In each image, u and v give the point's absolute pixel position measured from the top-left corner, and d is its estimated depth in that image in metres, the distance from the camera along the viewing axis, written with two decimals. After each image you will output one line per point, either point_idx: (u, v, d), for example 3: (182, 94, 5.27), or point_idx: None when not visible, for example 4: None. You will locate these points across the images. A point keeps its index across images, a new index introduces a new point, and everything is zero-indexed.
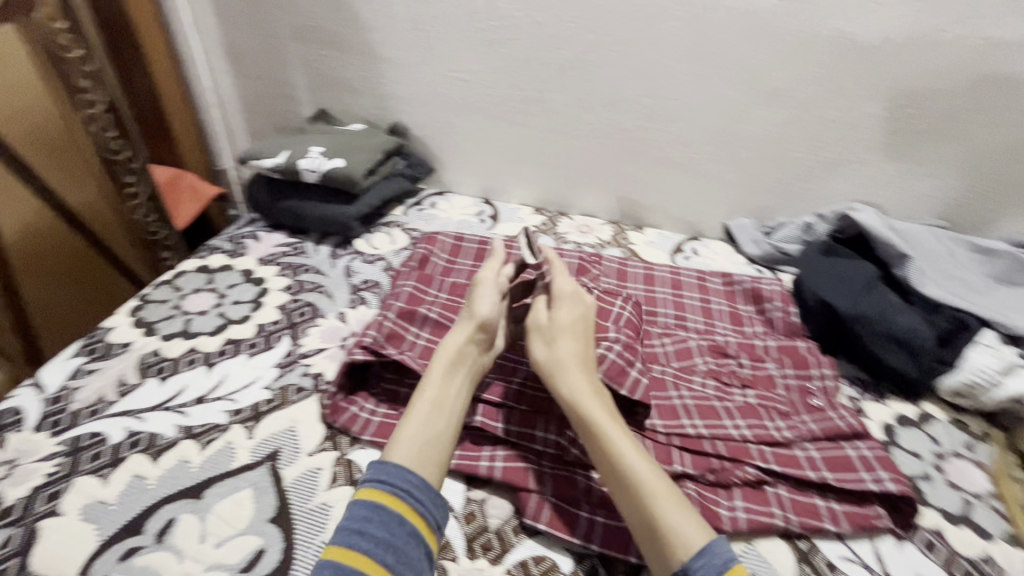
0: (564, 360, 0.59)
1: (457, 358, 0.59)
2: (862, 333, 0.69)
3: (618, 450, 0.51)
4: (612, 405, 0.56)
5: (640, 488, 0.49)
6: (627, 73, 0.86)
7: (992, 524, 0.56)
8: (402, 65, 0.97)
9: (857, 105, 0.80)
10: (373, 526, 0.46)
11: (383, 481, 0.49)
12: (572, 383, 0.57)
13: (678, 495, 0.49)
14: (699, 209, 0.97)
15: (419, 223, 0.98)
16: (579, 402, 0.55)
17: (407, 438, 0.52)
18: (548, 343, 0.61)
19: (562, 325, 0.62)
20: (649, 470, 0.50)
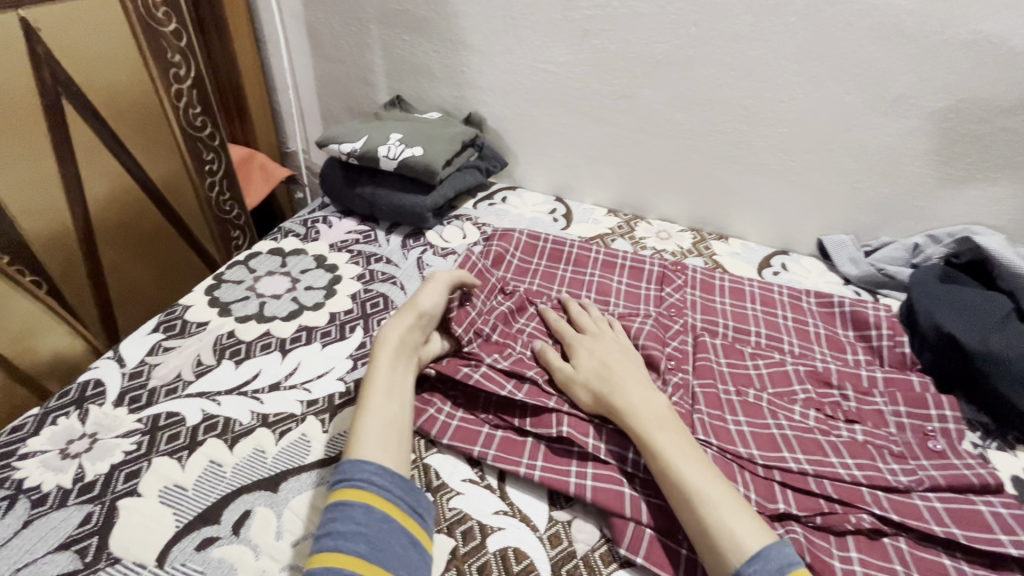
0: (612, 380, 0.57)
1: (393, 346, 0.58)
2: (994, 374, 0.61)
3: (669, 460, 0.49)
4: (665, 409, 0.54)
5: (693, 495, 0.47)
6: (730, 70, 0.80)
7: None
8: (486, 54, 0.94)
9: (992, 117, 0.72)
10: (338, 522, 0.44)
11: (338, 480, 0.47)
12: (625, 396, 0.55)
13: (736, 500, 0.46)
14: (790, 221, 0.91)
15: (490, 219, 0.95)
16: (630, 411, 0.53)
17: (365, 430, 0.51)
18: (592, 368, 0.59)
19: (592, 353, 0.61)
20: (703, 477, 0.47)
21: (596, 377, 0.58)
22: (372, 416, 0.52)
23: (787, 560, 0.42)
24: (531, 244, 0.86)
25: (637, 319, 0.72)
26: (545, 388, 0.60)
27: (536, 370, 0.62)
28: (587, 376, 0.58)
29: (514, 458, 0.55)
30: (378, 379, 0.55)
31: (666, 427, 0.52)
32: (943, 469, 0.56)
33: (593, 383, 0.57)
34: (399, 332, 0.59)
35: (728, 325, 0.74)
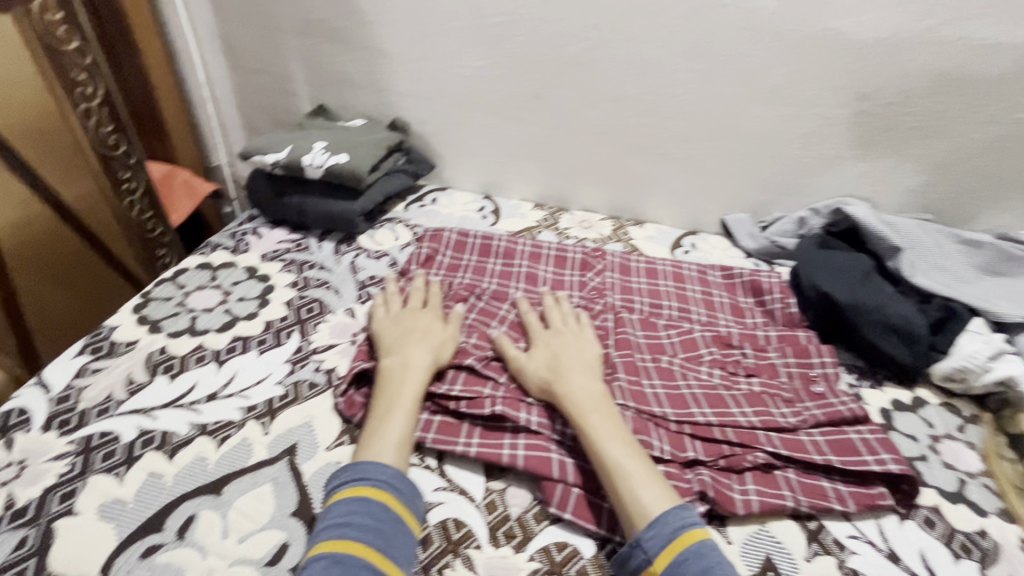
0: (558, 367, 0.62)
1: (428, 367, 0.62)
2: (860, 323, 0.71)
3: (594, 438, 0.54)
4: (600, 395, 0.59)
5: (611, 469, 0.52)
6: (629, 69, 0.88)
7: (986, 501, 0.58)
8: (405, 61, 0.97)
9: (850, 103, 0.83)
10: (358, 516, 0.48)
11: (360, 479, 0.51)
12: (568, 383, 0.60)
13: (649, 472, 0.52)
14: (696, 204, 1.00)
15: (421, 220, 0.99)
16: (566, 397, 0.58)
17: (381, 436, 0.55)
18: (543, 358, 0.64)
19: (544, 341, 0.67)
20: (624, 456, 0.53)
21: (546, 368, 0.62)
22: (399, 426, 0.56)
23: (681, 524, 0.48)
24: (461, 241, 0.90)
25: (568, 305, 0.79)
26: (481, 374, 0.64)
27: (476, 357, 0.66)
28: (534, 363, 0.63)
29: (452, 438, 0.59)
30: (412, 397, 0.58)
31: (596, 410, 0.57)
32: (823, 407, 0.65)
33: (538, 368, 0.62)
34: (432, 357, 0.63)
35: (644, 302, 0.82)
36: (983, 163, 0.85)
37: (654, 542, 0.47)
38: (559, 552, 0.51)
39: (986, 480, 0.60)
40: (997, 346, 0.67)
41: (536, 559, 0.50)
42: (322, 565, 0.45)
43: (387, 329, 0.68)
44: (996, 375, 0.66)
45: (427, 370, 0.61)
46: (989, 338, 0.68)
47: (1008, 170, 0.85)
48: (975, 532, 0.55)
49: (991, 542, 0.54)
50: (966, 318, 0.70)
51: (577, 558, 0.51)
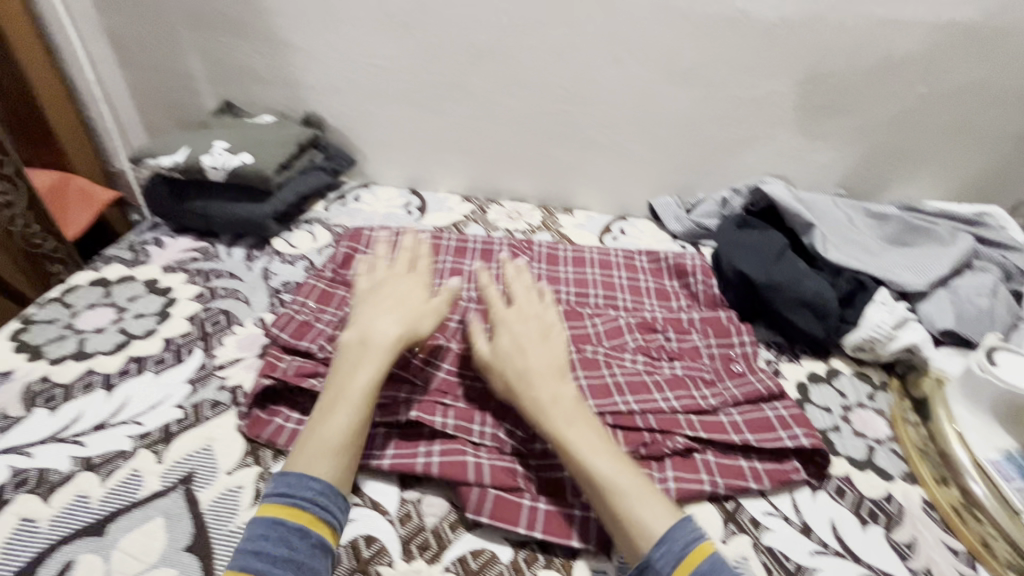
0: (526, 365, 0.56)
1: (391, 347, 0.55)
2: (775, 300, 0.72)
3: (579, 454, 0.50)
4: (576, 403, 0.54)
5: (604, 488, 0.48)
6: (544, 55, 0.86)
7: (892, 466, 0.60)
8: (313, 53, 0.92)
9: (761, 83, 0.84)
10: (271, 542, 0.44)
11: (283, 496, 0.46)
12: (547, 390, 0.54)
13: (643, 487, 0.48)
14: (623, 189, 1.00)
15: (342, 219, 0.95)
16: (540, 412, 0.53)
17: (317, 439, 0.49)
18: (514, 356, 0.57)
19: (513, 327, 0.60)
20: (615, 471, 0.49)
21: (520, 368, 0.56)
22: (338, 425, 0.50)
23: (691, 538, 0.45)
24: (382, 239, 0.87)
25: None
26: (395, 377, 0.61)
27: None
28: (508, 361, 0.57)
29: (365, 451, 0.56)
30: (362, 387, 0.52)
31: (575, 420, 0.52)
32: (743, 386, 0.66)
33: (510, 368, 0.56)
34: (400, 332, 0.57)
35: (570, 291, 0.81)
36: (887, 137, 0.88)
37: (666, 562, 0.44)
38: (475, 560, 0.49)
39: (893, 446, 0.63)
40: (900, 314, 0.70)
41: (451, 570, 0.48)
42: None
43: (365, 295, 0.61)
44: (900, 343, 0.68)
45: (388, 357, 0.55)
46: (893, 307, 0.71)
47: (908, 144, 0.88)
48: (882, 497, 0.57)
49: (897, 506, 0.56)
50: (873, 290, 0.72)
51: (493, 565, 0.49)
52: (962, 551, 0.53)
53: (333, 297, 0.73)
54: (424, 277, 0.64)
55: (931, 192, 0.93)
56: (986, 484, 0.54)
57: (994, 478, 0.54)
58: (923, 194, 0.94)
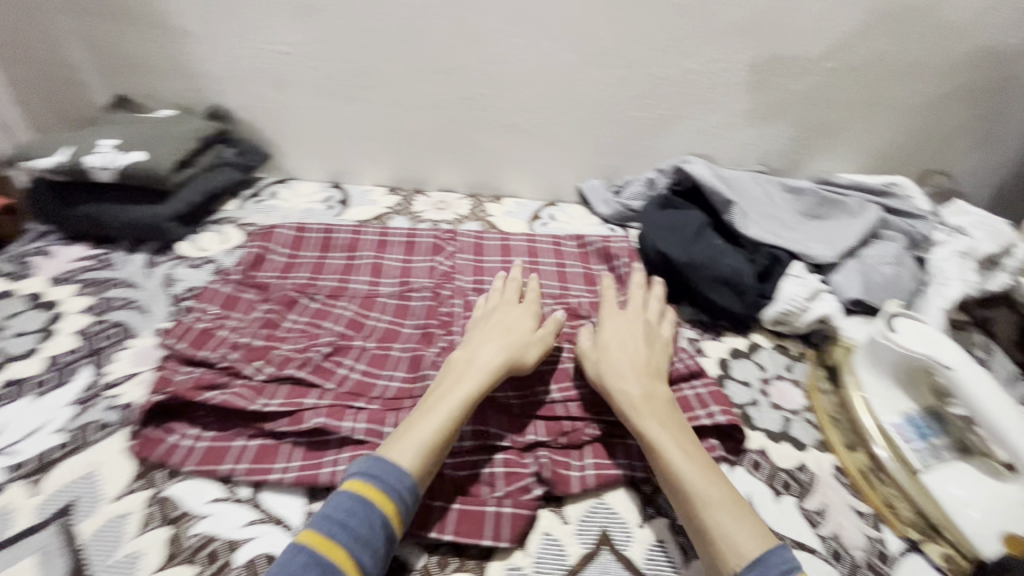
0: (617, 369, 0.58)
1: (495, 363, 0.56)
2: (696, 279, 0.72)
3: (667, 459, 0.50)
4: (671, 411, 0.55)
5: (695, 500, 0.47)
6: (457, 37, 0.83)
7: (806, 435, 0.62)
8: (212, 40, 0.86)
9: (677, 62, 0.84)
10: (355, 520, 0.43)
11: (376, 478, 0.46)
12: (628, 392, 0.55)
13: (735, 505, 0.46)
14: (552, 174, 0.98)
15: (256, 217, 0.89)
16: (631, 412, 0.54)
17: (413, 433, 0.49)
18: (611, 360, 0.59)
19: (614, 342, 0.61)
20: (705, 482, 0.48)
21: (612, 369, 0.58)
22: (436, 421, 0.50)
23: (787, 568, 0.42)
24: (298, 237, 0.82)
25: (414, 297, 0.74)
26: (305, 383, 0.60)
27: (298, 366, 0.61)
28: (601, 368, 0.58)
29: (268, 465, 0.53)
30: (467, 390, 0.53)
31: (665, 426, 0.53)
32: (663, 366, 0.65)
33: (605, 371, 0.58)
34: (506, 353, 0.58)
35: (495, 281, 0.78)
36: (801, 113, 0.89)
37: None
38: None
39: (808, 415, 0.64)
40: (812, 286, 0.71)
41: None
42: (302, 559, 0.41)
43: (479, 322, 0.64)
44: (813, 314, 0.70)
45: (491, 373, 0.55)
46: (806, 280, 0.72)
47: (821, 119, 0.90)
48: (795, 467, 0.58)
49: (809, 475, 0.58)
50: (787, 264, 0.74)
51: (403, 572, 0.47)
52: (868, 514, 0.54)
53: (240, 303, 0.70)
54: (535, 303, 0.67)
55: (845, 166, 0.96)
56: (889, 448, 0.56)
57: (896, 441, 0.56)
58: (838, 167, 0.97)
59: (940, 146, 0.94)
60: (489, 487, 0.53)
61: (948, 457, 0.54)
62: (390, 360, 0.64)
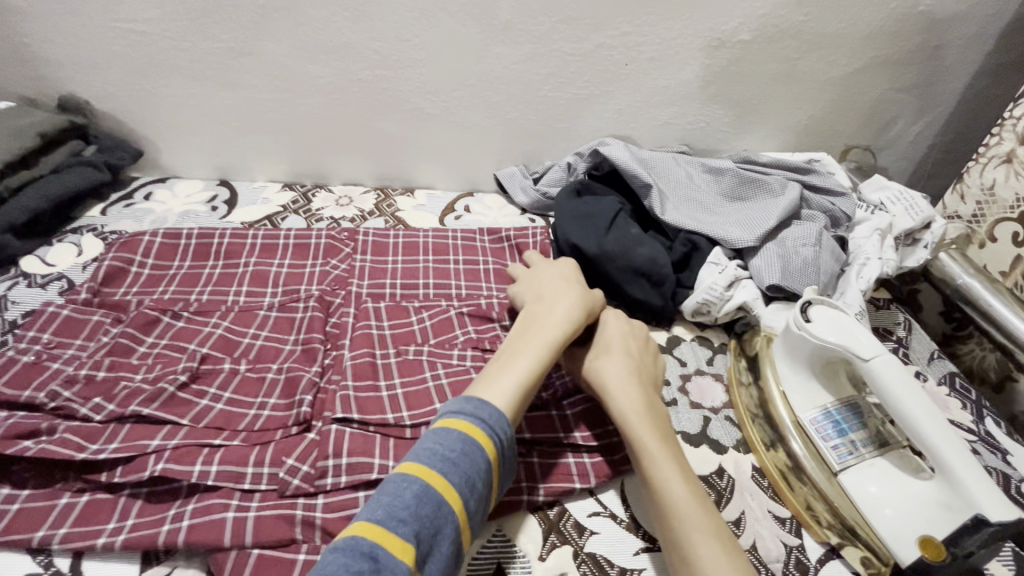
0: (617, 370, 0.53)
1: (574, 314, 0.56)
2: (610, 272, 0.67)
3: (654, 472, 0.46)
4: (665, 423, 0.51)
5: (680, 520, 0.43)
6: (342, 11, 0.73)
7: (725, 436, 0.57)
8: (49, 19, 0.73)
9: (587, 36, 0.78)
10: (467, 461, 0.41)
11: (483, 422, 0.44)
12: (623, 393, 0.51)
13: (724, 533, 0.42)
14: (465, 162, 0.91)
15: (124, 223, 0.78)
16: (623, 414, 0.50)
17: (505, 377, 0.48)
18: (621, 345, 0.56)
19: (617, 340, 0.57)
20: (694, 502, 0.44)
21: (619, 355, 0.55)
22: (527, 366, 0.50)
23: None
24: (168, 244, 0.71)
25: (299, 308, 0.65)
26: (153, 420, 0.51)
27: (145, 401, 0.52)
28: (602, 367, 0.54)
29: (94, 527, 0.44)
30: (551, 336, 0.53)
31: (659, 435, 0.48)
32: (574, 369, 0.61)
33: (606, 373, 0.53)
34: (581, 306, 0.57)
35: (396, 284, 0.71)
36: (721, 88, 0.85)
37: None
38: None
39: (727, 412, 0.60)
40: (731, 273, 0.67)
41: None
42: (414, 491, 0.39)
43: (534, 281, 0.63)
44: (733, 303, 0.66)
45: (571, 329, 0.55)
46: (725, 267, 0.68)
47: (743, 95, 0.86)
48: (713, 473, 0.54)
49: (728, 480, 0.53)
50: (706, 251, 0.70)
51: None
52: (789, 519, 0.51)
53: (83, 327, 0.59)
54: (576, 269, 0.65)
55: (769, 143, 0.93)
56: (805, 443, 0.53)
57: (813, 438, 0.52)
58: (762, 145, 0.93)
59: (861, 121, 0.92)
60: None
61: (866, 453, 0.50)
62: (262, 385, 0.56)
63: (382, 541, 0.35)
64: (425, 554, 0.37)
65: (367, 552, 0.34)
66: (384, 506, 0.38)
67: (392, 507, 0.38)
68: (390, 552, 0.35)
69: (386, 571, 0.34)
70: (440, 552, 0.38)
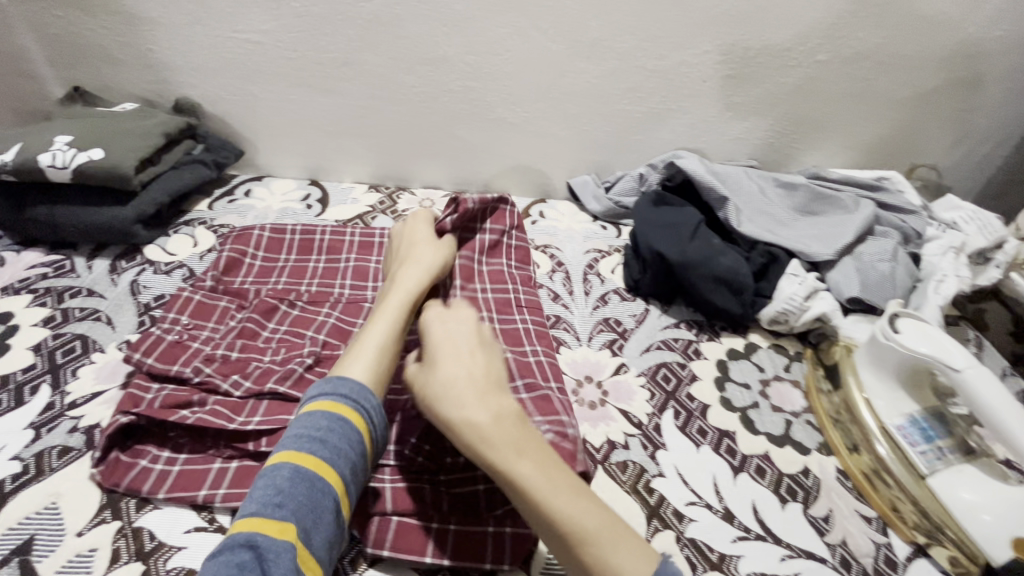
0: (452, 384, 0.45)
1: (409, 288, 0.58)
2: (692, 279, 0.71)
3: (532, 492, 0.41)
4: (520, 427, 0.44)
5: (574, 534, 0.39)
6: (441, 26, 0.78)
7: (808, 438, 0.60)
8: (174, 28, 0.80)
9: (670, 54, 0.81)
10: (334, 436, 0.43)
11: (344, 398, 0.46)
12: (466, 411, 0.44)
13: (614, 526, 0.40)
14: (540, 170, 0.95)
15: (230, 218, 0.84)
16: (474, 439, 0.43)
17: (355, 351, 0.51)
18: (443, 337, 0.50)
19: (442, 348, 0.49)
20: (579, 509, 0.40)
21: (450, 361, 0.47)
22: (381, 333, 0.53)
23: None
24: (275, 238, 0.77)
25: None
26: (287, 398, 0.56)
27: (278, 381, 0.57)
28: (434, 390, 0.46)
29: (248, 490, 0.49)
30: (393, 311, 0.55)
31: (518, 443, 0.43)
32: (650, 372, 0.66)
33: (442, 394, 0.45)
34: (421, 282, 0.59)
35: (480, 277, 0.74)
36: (792, 107, 0.88)
37: None
38: None
39: (808, 417, 0.63)
40: (811, 285, 0.70)
41: None
42: (286, 475, 0.41)
43: (394, 256, 0.67)
44: (812, 313, 0.69)
45: (418, 288, 0.58)
46: (804, 279, 0.71)
47: (814, 113, 0.89)
48: (799, 472, 0.57)
49: (814, 479, 0.56)
50: (785, 262, 0.73)
51: None
52: (875, 518, 0.54)
53: (213, 311, 0.65)
54: (432, 230, 0.69)
55: (836, 160, 0.95)
56: (891, 447, 0.55)
57: (901, 443, 0.55)
58: (829, 162, 0.96)
59: (928, 141, 0.94)
60: (487, 504, 0.50)
61: (953, 459, 0.53)
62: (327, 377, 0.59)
63: (260, 529, 0.38)
64: (309, 530, 0.39)
65: (245, 541, 0.37)
66: (261, 497, 0.40)
67: (265, 495, 0.40)
68: (269, 535, 0.37)
69: (267, 552, 0.37)
70: (321, 522, 0.40)
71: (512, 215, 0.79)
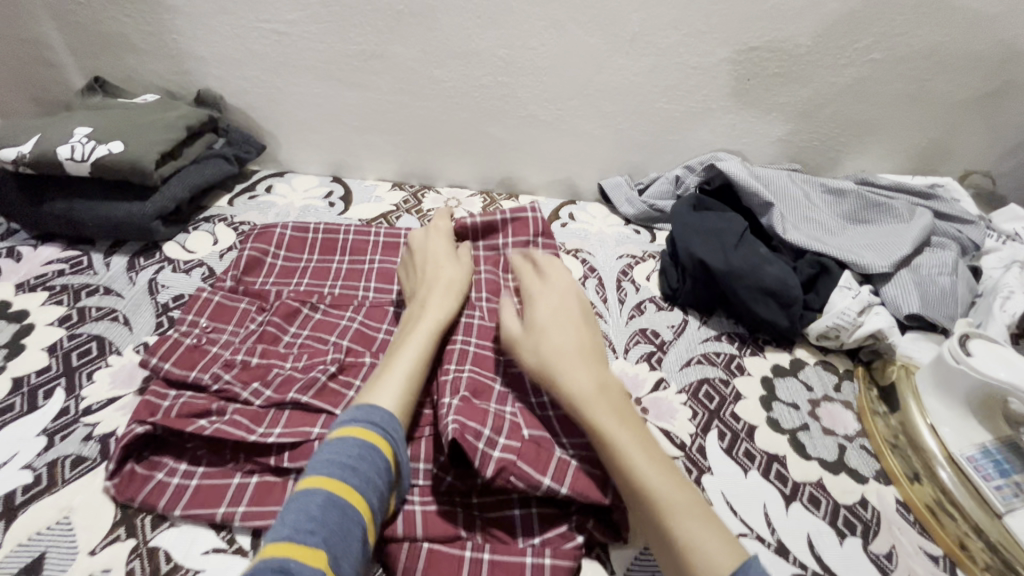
0: (563, 356, 0.50)
1: (440, 308, 0.57)
2: (737, 290, 0.66)
3: (626, 458, 0.43)
4: (621, 402, 0.48)
5: (659, 506, 0.40)
6: (475, 19, 0.75)
7: (864, 465, 0.56)
8: (197, 17, 0.77)
9: (714, 51, 0.77)
10: (366, 464, 0.41)
11: (379, 427, 0.44)
12: (577, 381, 0.48)
13: (699, 505, 0.40)
14: (571, 170, 0.92)
15: (251, 215, 0.81)
16: (581, 403, 0.47)
17: (383, 378, 0.49)
18: (542, 324, 0.54)
19: (559, 327, 0.53)
20: (666, 482, 0.41)
21: (557, 343, 0.52)
22: (409, 358, 0.51)
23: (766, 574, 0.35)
24: (297, 237, 0.74)
25: None
26: (309, 408, 0.53)
27: (300, 390, 0.54)
28: (548, 358, 0.51)
29: (268, 509, 0.46)
30: (421, 332, 0.53)
31: (617, 417, 0.46)
32: (692, 389, 0.62)
33: (552, 364, 0.50)
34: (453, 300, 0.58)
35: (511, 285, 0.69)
36: (840, 108, 0.83)
37: None
38: None
39: (862, 442, 0.58)
40: (864, 299, 0.66)
41: None
42: (318, 500, 0.38)
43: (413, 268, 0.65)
44: (866, 329, 0.64)
45: (448, 309, 0.57)
46: (857, 292, 0.66)
47: (863, 115, 0.84)
48: (857, 503, 0.53)
49: (873, 512, 0.52)
50: (837, 274, 0.69)
51: None
52: (942, 557, 0.49)
53: (234, 313, 0.62)
54: (452, 246, 0.67)
55: (884, 164, 0.90)
56: (956, 474, 0.52)
57: (970, 474, 0.51)
58: (875, 166, 0.91)
59: (984, 147, 0.89)
60: (524, 531, 0.47)
61: None
62: (345, 389, 0.55)
63: (292, 553, 0.34)
64: (340, 559, 0.36)
65: (278, 566, 0.33)
66: (289, 521, 0.37)
67: (298, 520, 0.37)
68: (301, 560, 0.34)
69: None
70: (350, 553, 0.37)
71: (537, 221, 0.72)
